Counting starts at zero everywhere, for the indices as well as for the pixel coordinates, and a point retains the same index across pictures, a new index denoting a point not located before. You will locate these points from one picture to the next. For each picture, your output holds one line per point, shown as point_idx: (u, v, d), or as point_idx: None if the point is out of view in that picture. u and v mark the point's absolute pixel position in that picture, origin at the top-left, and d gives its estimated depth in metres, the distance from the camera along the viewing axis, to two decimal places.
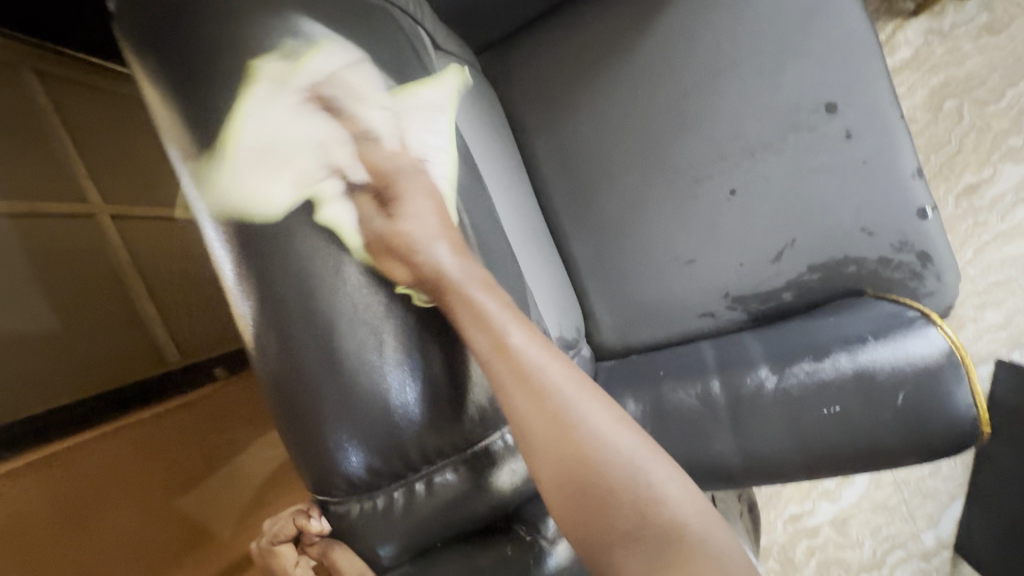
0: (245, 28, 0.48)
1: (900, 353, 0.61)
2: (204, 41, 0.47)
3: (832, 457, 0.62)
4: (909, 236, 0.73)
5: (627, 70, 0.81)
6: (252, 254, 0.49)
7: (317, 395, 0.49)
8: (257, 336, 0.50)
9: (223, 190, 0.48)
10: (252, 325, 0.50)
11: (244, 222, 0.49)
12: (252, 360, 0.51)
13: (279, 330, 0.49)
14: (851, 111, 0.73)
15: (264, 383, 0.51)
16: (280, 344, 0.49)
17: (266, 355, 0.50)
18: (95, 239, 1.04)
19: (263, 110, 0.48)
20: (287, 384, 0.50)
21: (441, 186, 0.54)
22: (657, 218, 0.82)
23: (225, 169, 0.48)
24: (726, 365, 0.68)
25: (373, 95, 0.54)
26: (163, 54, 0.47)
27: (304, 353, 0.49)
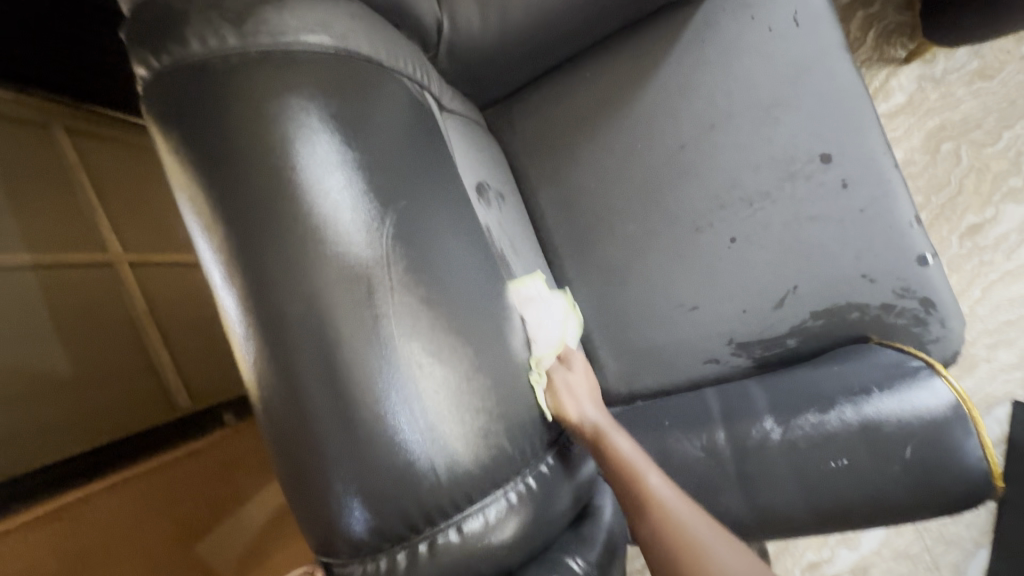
0: (262, 98, 0.49)
1: (906, 405, 0.60)
2: (224, 114, 0.49)
3: (842, 511, 0.61)
4: (912, 282, 0.73)
5: (627, 123, 0.84)
6: (259, 309, 0.49)
7: (323, 453, 0.49)
8: (262, 388, 0.51)
9: (235, 247, 0.50)
10: (262, 381, 0.50)
11: (253, 278, 0.49)
12: (260, 416, 0.52)
13: (285, 382, 0.50)
14: (846, 161, 0.75)
15: (272, 435, 0.51)
16: (286, 396, 0.50)
17: (274, 409, 0.50)
18: (112, 289, 1.07)
19: (272, 170, 0.49)
20: (292, 437, 0.50)
21: (445, 244, 0.56)
22: (658, 264, 0.84)
23: (237, 228, 0.49)
24: (731, 415, 0.68)
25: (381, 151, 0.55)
26: (186, 128, 0.50)
27: (313, 408, 0.49)
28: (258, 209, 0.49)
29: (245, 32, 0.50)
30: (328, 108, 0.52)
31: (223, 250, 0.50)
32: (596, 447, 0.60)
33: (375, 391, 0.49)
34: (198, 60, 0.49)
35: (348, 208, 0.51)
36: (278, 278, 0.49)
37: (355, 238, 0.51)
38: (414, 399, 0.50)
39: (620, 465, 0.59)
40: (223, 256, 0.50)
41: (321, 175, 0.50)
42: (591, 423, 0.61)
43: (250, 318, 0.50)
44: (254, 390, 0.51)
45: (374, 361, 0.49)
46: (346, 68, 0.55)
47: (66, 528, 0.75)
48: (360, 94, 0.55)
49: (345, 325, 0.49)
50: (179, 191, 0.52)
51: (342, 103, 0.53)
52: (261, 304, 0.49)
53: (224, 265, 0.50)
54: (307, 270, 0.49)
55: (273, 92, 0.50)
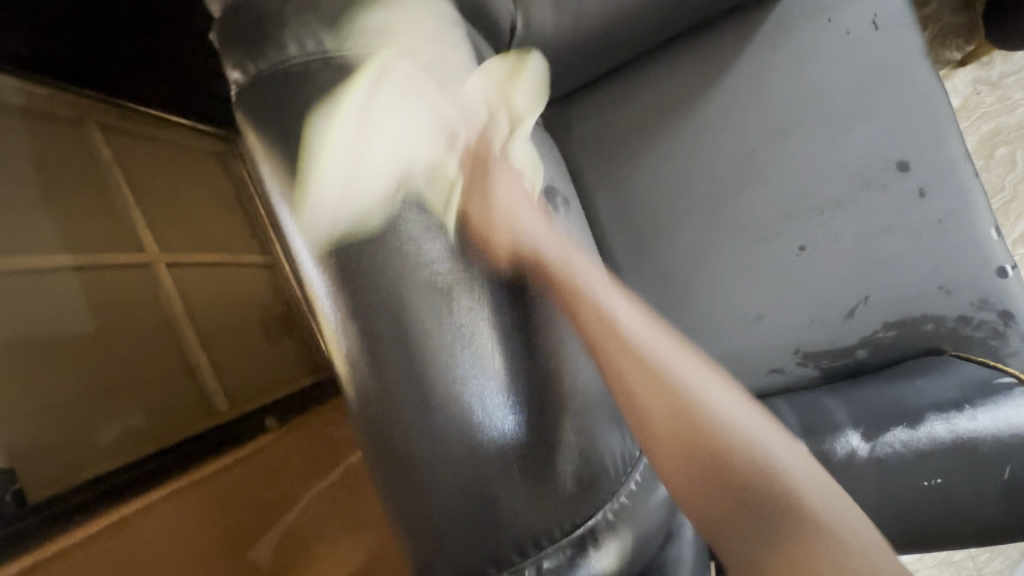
0: (363, 103, 0.47)
1: (1001, 421, 0.60)
2: (324, 118, 0.47)
3: (933, 530, 0.60)
4: (989, 294, 0.72)
5: (693, 126, 0.82)
6: (360, 322, 0.48)
7: (426, 469, 0.48)
8: (363, 403, 0.49)
9: (335, 259, 0.48)
10: (360, 393, 0.49)
11: (354, 290, 0.48)
12: (358, 428, 0.50)
13: (386, 398, 0.48)
14: (924, 169, 0.74)
15: (371, 449, 0.50)
16: (386, 412, 0.48)
17: (375, 423, 0.49)
18: (150, 290, 1.06)
19: (371, 179, 0.47)
20: (393, 454, 0.49)
21: (536, 250, 0.55)
22: (722, 270, 0.82)
23: (338, 240, 0.48)
24: (811, 429, 0.66)
25: (470, 160, 0.53)
26: (286, 134, 0.48)
27: (417, 423, 0.48)
28: (357, 218, 0.47)
29: (342, 36, 0.48)
30: (425, 114, 0.50)
31: (324, 261, 0.48)
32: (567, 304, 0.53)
33: (476, 406, 0.48)
34: (296, 65, 0.47)
35: (443, 216, 0.49)
36: (379, 291, 0.47)
37: (452, 247, 0.49)
38: (515, 413, 0.48)
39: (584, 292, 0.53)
40: (324, 267, 0.48)
41: (414, 181, 0.48)
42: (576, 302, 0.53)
43: (349, 330, 0.48)
44: (354, 404, 0.50)
45: (475, 376, 0.48)
46: (442, 74, 0.53)
47: (123, 544, 0.74)
48: (457, 102, 0.53)
49: (446, 338, 0.48)
50: (276, 197, 0.50)
51: (441, 110, 0.51)
52: (362, 319, 0.48)
53: (324, 277, 0.49)
54: (408, 283, 0.48)
55: (372, 97, 0.48)
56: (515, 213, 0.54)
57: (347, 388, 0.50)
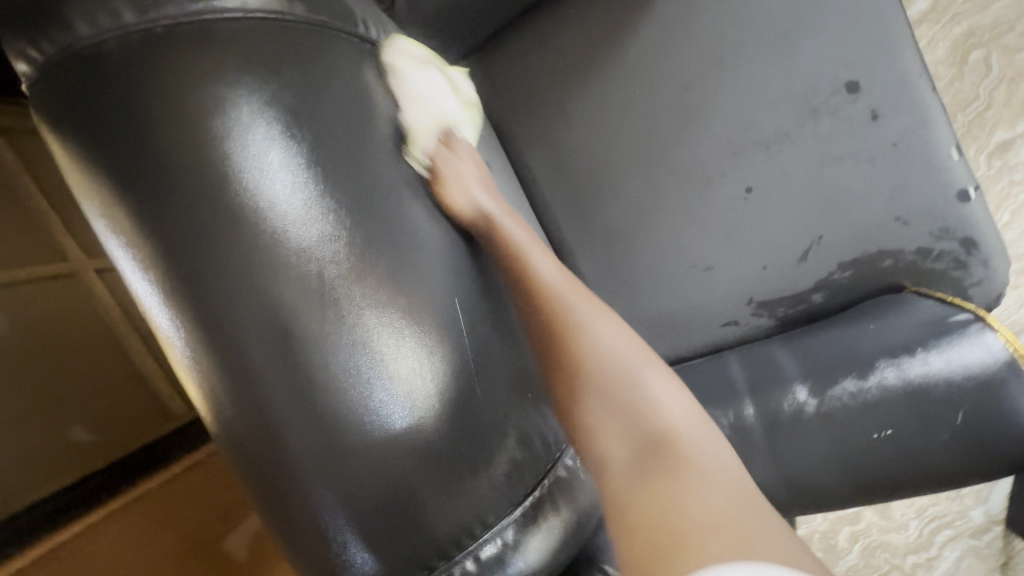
0: (181, 81, 0.40)
1: (955, 363, 0.55)
2: (135, 104, 0.40)
3: (885, 482, 0.57)
4: (951, 221, 0.66)
5: (621, 64, 0.73)
6: (209, 340, 0.42)
7: (306, 487, 0.43)
8: (224, 426, 0.44)
9: (167, 272, 0.42)
10: (224, 415, 0.44)
11: (196, 305, 0.42)
12: (229, 455, 0.45)
13: (250, 420, 0.43)
14: (876, 88, 0.66)
15: (247, 477, 0.45)
16: (249, 432, 0.43)
17: (245, 447, 0.44)
18: (81, 301, 1.00)
19: (201, 175, 0.41)
20: (268, 477, 0.44)
21: (426, 239, 0.49)
22: (665, 221, 0.75)
23: (167, 251, 0.41)
24: (758, 385, 0.62)
25: (363, 141, 0.48)
26: (92, 130, 0.41)
27: (289, 439, 0.43)
28: (189, 224, 0.41)
29: (145, 5, 0.40)
30: (263, 90, 0.43)
31: (155, 275, 0.42)
32: (487, 230, 0.55)
33: (371, 415, 0.43)
34: (93, 48, 0.40)
35: (311, 212, 0.43)
36: (226, 305, 0.42)
37: (328, 245, 0.43)
38: (405, 404, 0.44)
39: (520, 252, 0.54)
40: (155, 282, 0.42)
41: (276, 176, 0.42)
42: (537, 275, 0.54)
43: (199, 348, 0.42)
44: (216, 428, 0.45)
45: (367, 384, 0.43)
46: (291, 37, 0.45)
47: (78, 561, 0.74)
48: (315, 67, 0.46)
49: (324, 346, 0.43)
50: (90, 207, 0.43)
51: (291, 80, 0.44)
52: (210, 336, 0.42)
53: (157, 293, 0.42)
54: (262, 292, 0.42)
55: (195, 74, 0.41)
56: (397, 192, 0.48)
57: (206, 413, 0.45)
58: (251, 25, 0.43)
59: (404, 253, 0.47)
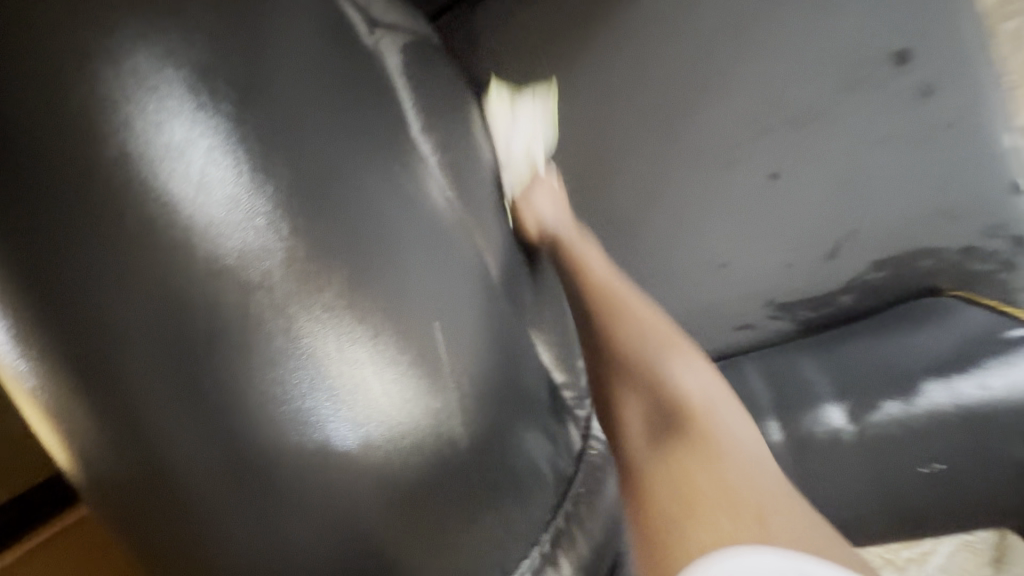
0: (54, 26, 0.29)
1: (1017, 386, 0.48)
2: None
3: (928, 517, 0.50)
4: (1002, 217, 0.58)
5: (632, 24, 0.62)
6: (77, 384, 0.30)
7: (229, 561, 0.33)
8: (107, 499, 0.32)
9: (10, 290, 0.29)
10: (102, 480, 0.32)
11: (58, 337, 0.30)
12: (118, 530, 0.33)
13: (144, 489, 0.32)
14: (929, 60, 0.56)
15: (146, 557, 0.34)
16: (143, 500, 0.32)
17: (140, 517, 0.32)
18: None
19: (66, 158, 0.29)
20: (178, 551, 0.33)
21: (399, 241, 0.38)
22: (678, 210, 0.65)
23: (12, 261, 0.29)
24: (787, 405, 0.54)
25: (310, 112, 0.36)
26: None
27: (203, 503, 0.32)
28: (43, 224, 0.29)
29: None
30: (167, 40, 0.31)
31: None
32: None
33: (317, 456, 0.33)
34: None
35: (235, 199, 0.32)
36: (104, 337, 0.30)
37: (263, 255, 0.32)
38: (363, 434, 0.35)
39: None
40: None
41: (184, 160, 0.31)
42: (547, 228, 0.58)
43: (64, 390, 0.30)
44: (95, 499, 0.33)
45: (309, 415, 0.33)
46: None
47: None
48: (245, 12, 0.34)
49: (254, 387, 0.32)
50: None
51: (210, 28, 0.33)
52: (79, 378, 0.30)
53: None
54: (158, 317, 0.30)
55: (73, 19, 0.30)
56: (359, 180, 0.37)
57: (77, 478, 0.33)
58: None
59: (369, 257, 0.36)
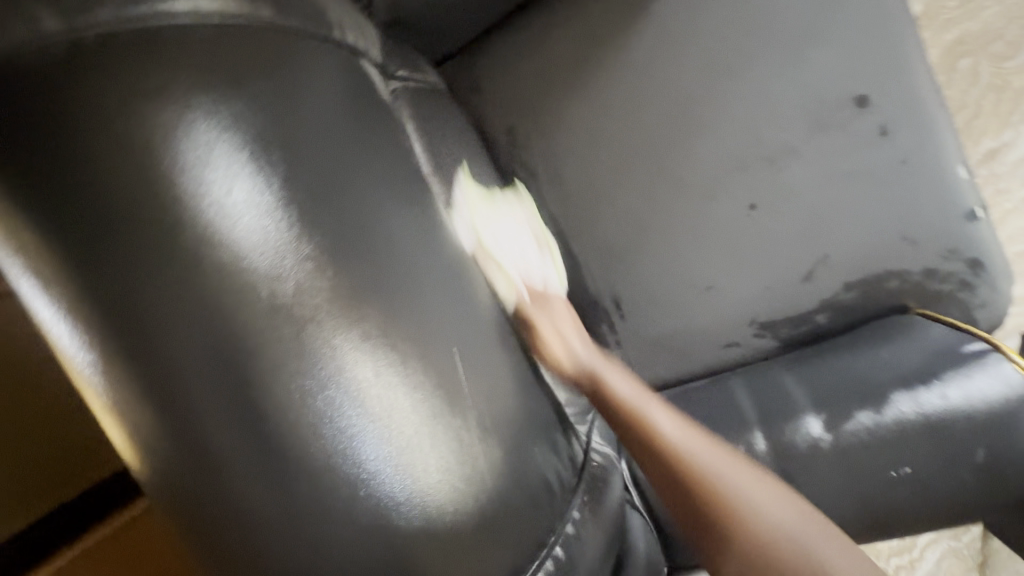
0: (131, 102, 0.35)
1: (975, 397, 0.53)
2: (79, 133, 0.34)
3: (901, 519, 0.55)
4: (958, 241, 0.64)
5: (620, 71, 0.69)
6: (155, 403, 0.36)
7: (278, 558, 0.38)
8: (176, 501, 0.38)
9: (98, 324, 0.35)
10: (176, 485, 0.38)
11: (137, 364, 0.36)
12: (185, 528, 0.39)
13: (206, 491, 0.37)
14: (885, 103, 0.63)
15: (206, 552, 0.39)
16: (208, 502, 0.37)
17: (204, 517, 0.38)
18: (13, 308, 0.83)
19: (145, 214, 0.35)
20: (234, 548, 0.38)
21: (423, 278, 0.43)
22: (666, 238, 0.71)
23: (103, 301, 0.35)
24: (770, 417, 0.59)
25: (342, 165, 0.41)
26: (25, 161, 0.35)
27: (257, 506, 0.37)
28: (127, 271, 0.35)
29: (68, 9, 0.34)
30: (225, 111, 0.37)
31: (85, 328, 0.36)
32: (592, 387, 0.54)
33: (346, 468, 0.38)
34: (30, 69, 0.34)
35: (282, 244, 0.37)
36: (174, 363, 0.36)
37: (308, 291, 0.37)
38: (394, 455, 0.39)
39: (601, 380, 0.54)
40: (85, 335, 0.36)
41: (238, 210, 0.36)
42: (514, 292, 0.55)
43: (146, 409, 0.36)
44: (165, 502, 0.39)
45: (347, 436, 0.38)
46: (261, 52, 0.39)
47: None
48: (287, 83, 0.40)
49: (302, 406, 0.37)
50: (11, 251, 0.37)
51: (259, 98, 0.38)
52: (154, 398, 0.36)
53: (87, 347, 0.36)
54: (218, 347, 0.36)
55: (147, 97, 0.35)
56: (386, 224, 0.42)
57: (151, 483, 0.39)
58: (212, 40, 0.37)
59: (396, 291, 0.41)
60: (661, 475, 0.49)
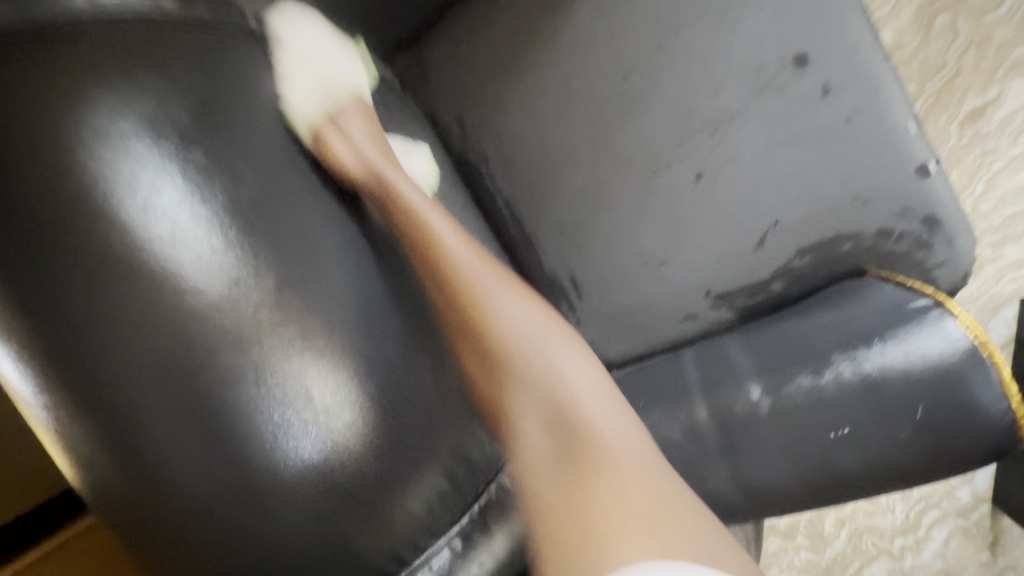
0: (34, 99, 0.37)
1: (913, 353, 0.52)
2: None
3: (847, 483, 0.53)
4: (911, 199, 0.62)
5: (558, 49, 0.69)
6: (72, 384, 0.38)
7: (205, 523, 0.41)
8: (96, 481, 0.40)
9: (11, 309, 0.38)
10: (96, 466, 0.40)
11: (50, 345, 0.38)
12: (108, 508, 0.41)
13: (122, 464, 0.39)
14: (825, 61, 0.62)
15: (131, 528, 0.41)
16: (129, 478, 0.40)
17: (127, 492, 0.40)
18: None
19: (52, 204, 0.37)
20: (161, 520, 0.40)
21: (336, 256, 0.46)
22: (615, 212, 0.71)
23: (20, 292, 0.38)
24: (713, 385, 0.59)
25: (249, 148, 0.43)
26: None
27: (181, 477, 0.40)
28: (42, 259, 0.37)
29: None
30: (123, 100, 0.39)
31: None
32: (465, 327, 0.49)
33: (270, 452, 0.42)
34: None
35: (194, 229, 0.40)
36: (86, 344, 0.38)
37: (213, 277, 0.40)
38: (307, 425, 0.43)
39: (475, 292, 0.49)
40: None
41: (147, 200, 0.39)
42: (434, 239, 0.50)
43: (64, 393, 0.39)
44: (86, 483, 0.41)
45: (274, 426, 0.41)
46: (163, 44, 0.42)
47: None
48: (191, 73, 0.42)
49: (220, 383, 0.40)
50: None
51: (159, 87, 0.40)
52: (67, 379, 0.38)
53: (1, 333, 0.38)
54: (131, 327, 0.38)
55: (47, 92, 0.37)
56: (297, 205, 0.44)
57: (69, 467, 0.41)
58: (112, 36, 0.40)
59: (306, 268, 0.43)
60: (550, 416, 0.47)
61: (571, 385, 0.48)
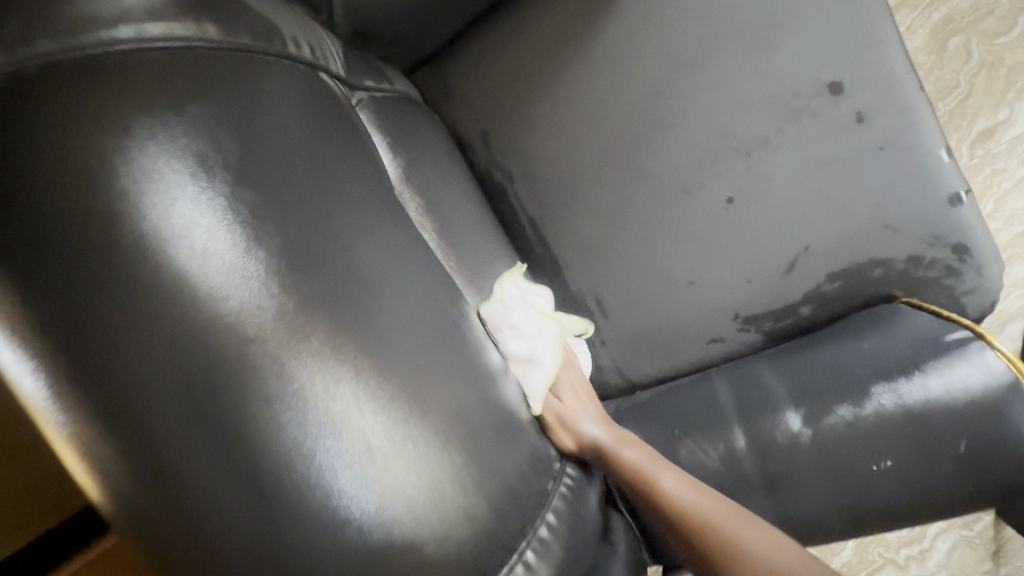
0: (75, 126, 0.35)
1: (954, 386, 0.52)
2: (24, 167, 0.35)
3: (885, 513, 0.54)
4: (941, 228, 0.62)
5: (590, 70, 0.68)
6: (103, 415, 0.36)
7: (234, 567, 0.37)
8: (125, 517, 0.37)
9: (41, 334, 0.36)
10: (127, 502, 0.37)
11: (80, 372, 0.36)
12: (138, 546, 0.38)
13: (152, 500, 0.37)
14: (860, 88, 0.62)
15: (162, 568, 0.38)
16: (160, 515, 0.37)
17: (158, 531, 0.37)
18: None
19: (93, 238, 0.35)
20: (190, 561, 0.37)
21: (381, 284, 0.43)
22: (643, 235, 0.70)
23: (51, 316, 0.35)
24: (749, 412, 0.59)
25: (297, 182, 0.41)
26: None
27: (211, 515, 0.36)
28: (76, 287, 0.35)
29: (10, 42, 0.36)
30: (169, 132, 0.37)
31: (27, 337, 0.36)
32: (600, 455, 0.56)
33: (313, 493, 0.37)
34: None
35: (232, 254, 0.37)
36: (110, 364, 0.35)
37: (256, 309, 0.37)
38: (343, 454, 0.38)
39: (641, 474, 0.55)
40: (19, 333, 0.36)
41: (184, 223, 0.37)
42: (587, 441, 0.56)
43: (95, 424, 0.36)
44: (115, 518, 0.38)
45: (307, 447, 0.38)
46: (207, 72, 0.40)
47: None
48: (233, 101, 0.40)
49: (251, 418, 0.37)
50: None
51: (203, 117, 0.39)
52: (95, 400, 0.36)
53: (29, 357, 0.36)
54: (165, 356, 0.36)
55: (89, 123, 0.36)
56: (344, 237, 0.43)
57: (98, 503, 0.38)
58: (156, 65, 0.38)
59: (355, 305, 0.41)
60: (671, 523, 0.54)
61: (693, 496, 0.54)
